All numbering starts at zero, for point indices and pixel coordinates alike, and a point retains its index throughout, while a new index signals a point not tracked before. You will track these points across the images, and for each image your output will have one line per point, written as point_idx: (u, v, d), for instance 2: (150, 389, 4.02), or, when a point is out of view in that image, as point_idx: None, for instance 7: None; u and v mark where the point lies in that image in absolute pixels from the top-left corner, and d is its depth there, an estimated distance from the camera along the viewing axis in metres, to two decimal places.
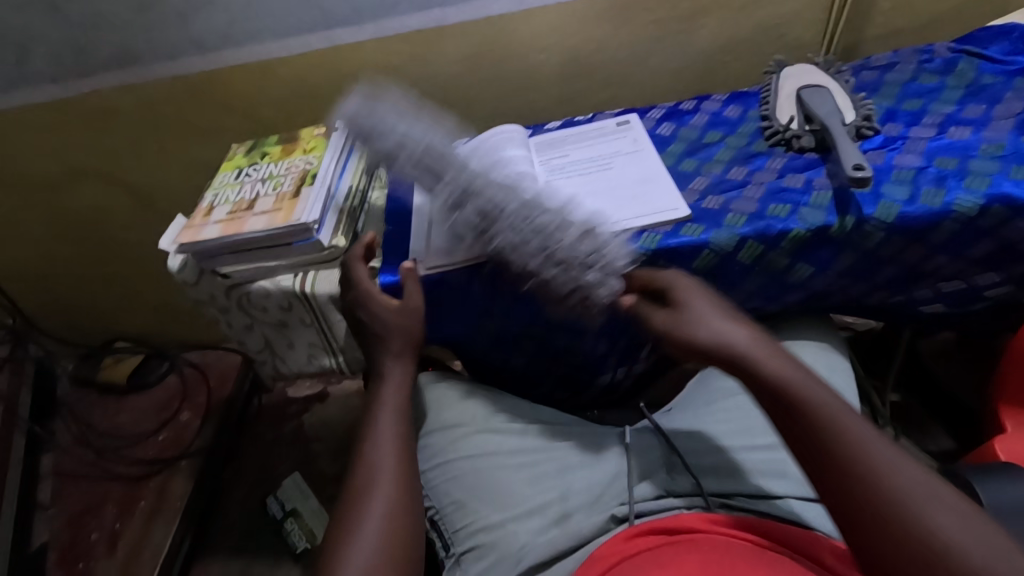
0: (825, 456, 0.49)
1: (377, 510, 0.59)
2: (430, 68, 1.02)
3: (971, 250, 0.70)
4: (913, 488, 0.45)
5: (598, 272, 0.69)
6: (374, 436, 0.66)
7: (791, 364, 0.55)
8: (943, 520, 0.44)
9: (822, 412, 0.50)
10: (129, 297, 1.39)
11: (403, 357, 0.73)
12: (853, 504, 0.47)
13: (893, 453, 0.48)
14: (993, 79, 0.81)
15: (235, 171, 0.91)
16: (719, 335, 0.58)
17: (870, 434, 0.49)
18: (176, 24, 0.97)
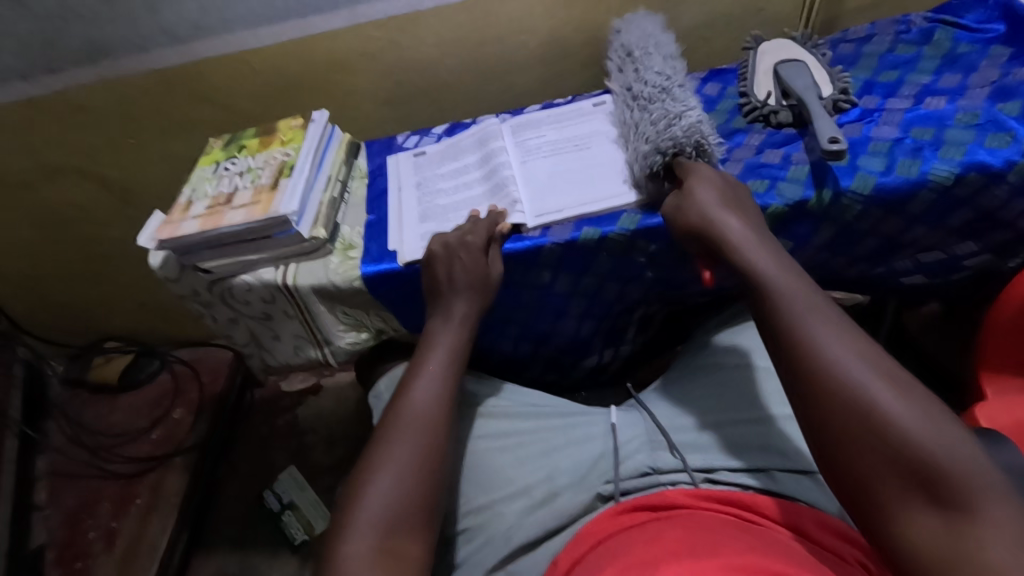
0: (820, 370, 0.51)
1: (385, 493, 0.57)
2: (406, 54, 1.01)
3: (949, 219, 0.71)
4: (905, 421, 0.46)
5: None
6: (407, 412, 0.63)
7: (815, 291, 0.56)
8: (920, 438, 0.45)
9: (818, 336, 0.52)
10: (117, 295, 1.38)
11: (450, 353, 0.68)
12: (824, 414, 0.49)
13: (895, 383, 0.49)
14: (969, 48, 0.81)
15: (212, 164, 0.90)
16: (747, 247, 0.60)
17: (878, 367, 0.49)
18: (147, 14, 0.95)
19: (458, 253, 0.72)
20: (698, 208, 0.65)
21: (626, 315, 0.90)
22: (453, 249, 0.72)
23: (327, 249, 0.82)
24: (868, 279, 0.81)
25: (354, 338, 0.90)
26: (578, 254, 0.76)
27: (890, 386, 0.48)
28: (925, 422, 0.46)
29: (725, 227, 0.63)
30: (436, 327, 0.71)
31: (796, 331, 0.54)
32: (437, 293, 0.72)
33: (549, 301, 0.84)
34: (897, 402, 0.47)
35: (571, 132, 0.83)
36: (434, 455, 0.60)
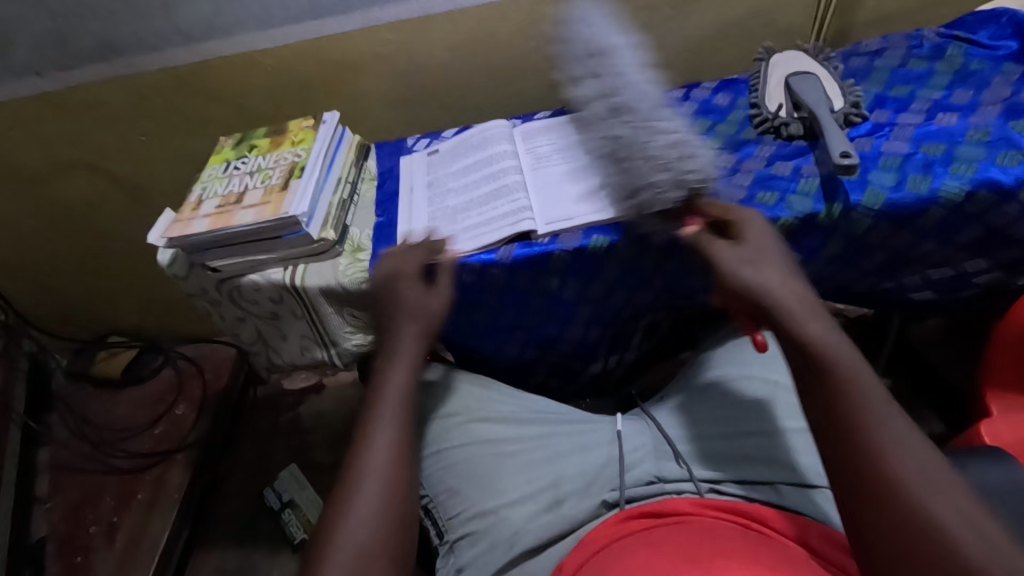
0: (870, 478, 0.46)
1: (355, 537, 0.53)
2: (419, 57, 1.01)
3: (958, 235, 0.71)
4: (954, 527, 0.42)
5: (668, 182, 0.67)
6: (366, 452, 0.58)
7: (853, 359, 0.51)
8: (972, 551, 0.41)
9: (869, 425, 0.47)
10: (122, 291, 1.39)
11: (416, 340, 0.68)
12: (871, 524, 0.45)
13: (939, 485, 0.44)
14: (981, 64, 0.81)
15: (223, 163, 0.90)
16: (783, 314, 0.54)
17: (916, 465, 0.45)
18: (162, 14, 0.95)
19: (408, 261, 0.72)
20: (732, 275, 0.59)
21: (632, 322, 0.90)
22: (398, 257, 0.73)
23: (336, 251, 0.83)
24: (876, 292, 0.81)
25: (361, 340, 0.90)
26: (587, 261, 0.77)
27: (934, 489, 0.44)
28: (968, 524, 0.42)
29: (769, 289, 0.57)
30: (397, 327, 0.69)
31: (836, 438, 0.49)
32: (378, 297, 0.72)
33: (557, 307, 0.84)
34: (942, 506, 0.43)
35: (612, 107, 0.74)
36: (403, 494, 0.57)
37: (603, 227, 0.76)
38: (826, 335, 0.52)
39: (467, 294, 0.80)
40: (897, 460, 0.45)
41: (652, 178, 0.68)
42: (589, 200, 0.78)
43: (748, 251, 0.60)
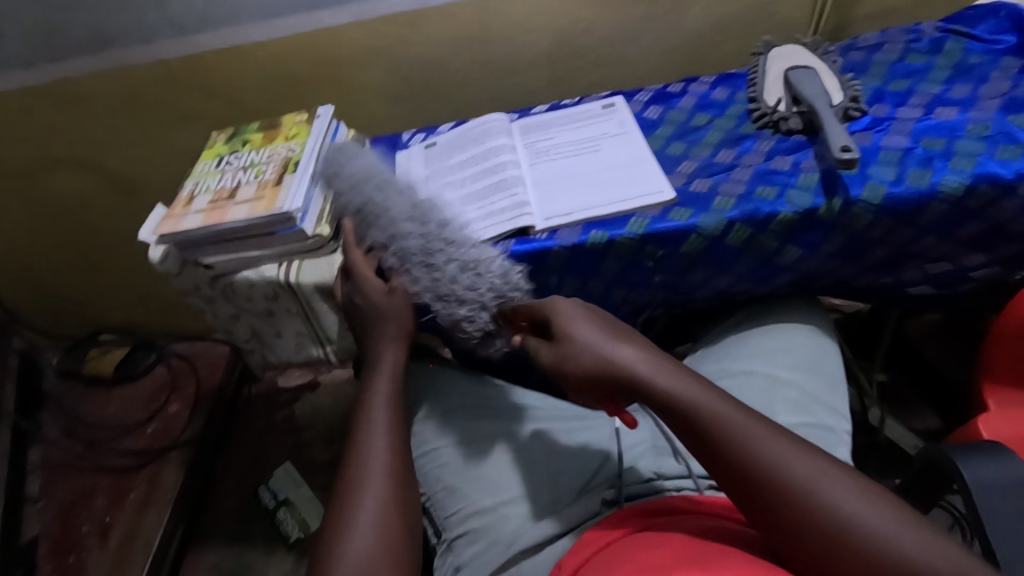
0: (781, 503, 0.46)
1: (362, 541, 0.55)
2: (415, 51, 1.00)
3: (958, 230, 0.70)
4: (864, 515, 0.44)
5: (470, 307, 0.68)
6: (361, 468, 0.61)
7: (722, 401, 0.52)
8: (884, 534, 0.43)
9: (762, 453, 0.48)
10: (114, 288, 1.37)
11: (396, 343, 0.71)
12: (805, 546, 0.45)
13: (845, 485, 0.46)
14: (980, 59, 0.80)
15: (216, 158, 0.89)
16: (649, 379, 0.53)
17: (817, 468, 0.47)
18: (153, 6, 0.94)
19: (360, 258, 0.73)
20: (581, 349, 0.56)
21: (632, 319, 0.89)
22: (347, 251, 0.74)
23: (331, 248, 0.81)
24: (875, 288, 0.81)
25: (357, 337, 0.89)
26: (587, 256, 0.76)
27: (846, 489, 0.46)
28: (883, 515, 0.44)
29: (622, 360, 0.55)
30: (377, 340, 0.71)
31: (736, 484, 0.49)
32: (347, 305, 0.74)
33: None
34: (854, 503, 0.45)
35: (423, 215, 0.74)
36: (404, 497, 0.60)
37: (602, 222, 0.74)
38: (688, 392, 0.52)
39: None
40: (804, 471, 0.47)
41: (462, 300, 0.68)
42: (590, 196, 0.77)
43: (590, 317, 0.59)
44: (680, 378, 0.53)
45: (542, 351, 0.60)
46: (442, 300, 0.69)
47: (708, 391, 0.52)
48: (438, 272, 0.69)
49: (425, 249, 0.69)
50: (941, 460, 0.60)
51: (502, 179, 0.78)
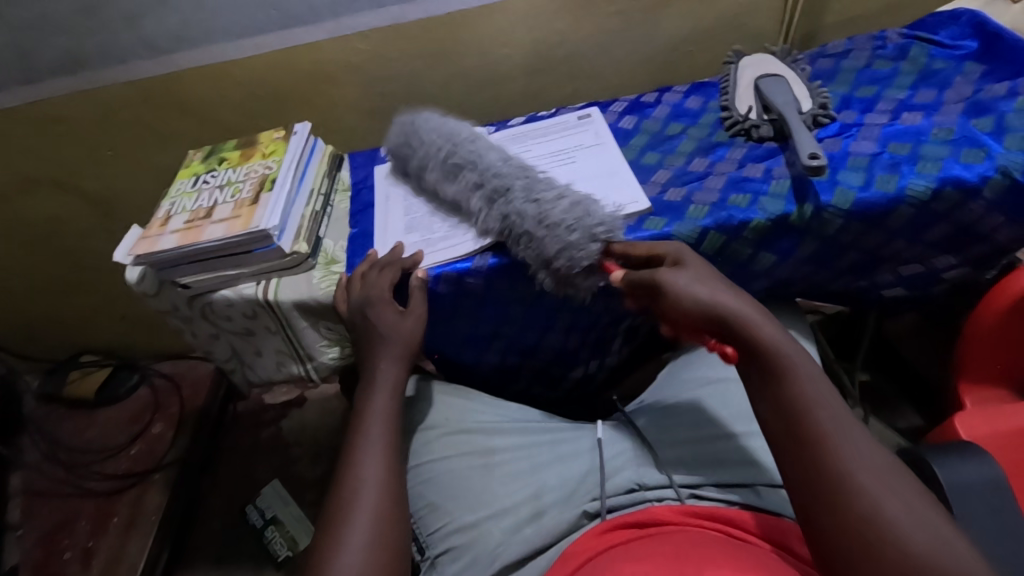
0: (834, 488, 0.46)
1: (352, 565, 0.55)
2: (391, 66, 1.01)
3: (927, 232, 0.72)
4: (912, 531, 0.43)
5: (581, 233, 0.69)
6: (352, 490, 0.60)
7: (815, 376, 0.51)
8: (927, 553, 0.42)
9: (835, 439, 0.48)
10: (94, 309, 1.35)
11: (398, 363, 0.71)
12: (839, 535, 0.45)
13: (905, 498, 0.46)
14: (944, 64, 0.82)
15: (192, 178, 0.89)
16: (747, 324, 0.54)
17: (883, 474, 0.46)
18: (126, 27, 0.94)
19: (375, 281, 0.74)
20: (689, 286, 0.57)
21: (612, 328, 0.90)
22: (360, 275, 0.76)
23: (309, 264, 0.81)
24: (850, 290, 0.82)
25: (337, 354, 0.89)
26: None
27: (902, 501, 0.45)
28: (933, 534, 0.43)
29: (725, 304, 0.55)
30: (376, 357, 0.71)
31: (798, 443, 0.49)
32: (353, 322, 0.74)
33: (535, 315, 0.84)
34: (905, 517, 0.44)
35: (489, 187, 0.76)
36: (394, 522, 0.59)
37: None
38: (787, 352, 0.52)
39: (444, 304, 0.80)
40: (863, 471, 0.46)
41: (582, 220, 0.70)
42: None
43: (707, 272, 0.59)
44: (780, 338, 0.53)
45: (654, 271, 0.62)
46: (541, 231, 0.71)
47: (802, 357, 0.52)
48: (545, 205, 0.72)
49: (528, 187, 0.74)
50: (916, 462, 0.61)
51: (511, 186, 0.74)
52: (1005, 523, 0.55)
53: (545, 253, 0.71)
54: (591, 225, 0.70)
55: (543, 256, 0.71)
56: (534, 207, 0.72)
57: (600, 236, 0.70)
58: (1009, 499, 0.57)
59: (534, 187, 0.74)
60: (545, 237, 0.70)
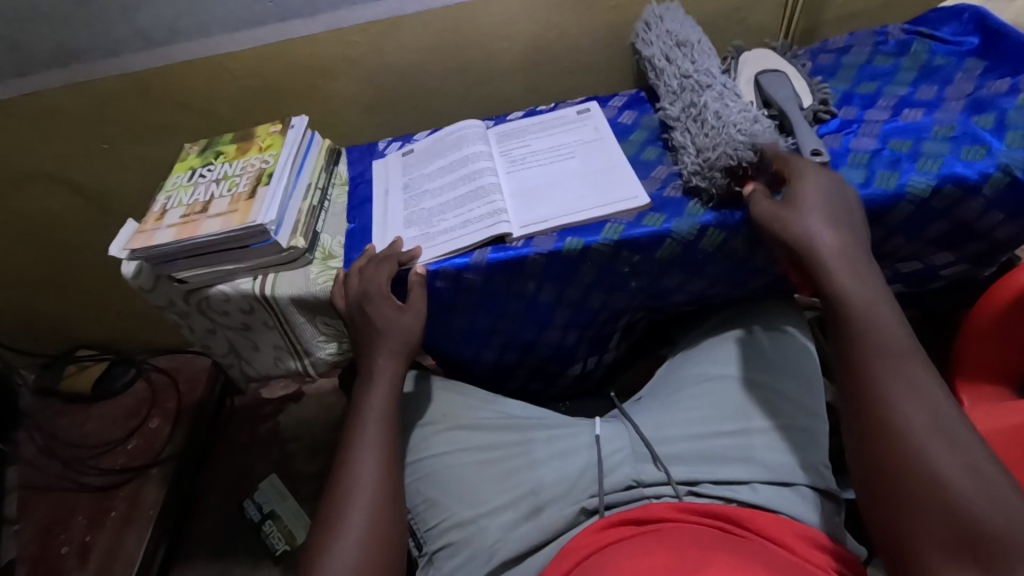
0: (890, 432, 0.51)
1: (345, 560, 0.56)
2: (388, 59, 1.00)
3: (926, 230, 0.72)
4: (967, 486, 0.46)
5: (739, 145, 0.70)
6: (350, 483, 0.61)
7: (889, 320, 0.57)
8: (954, 485, 0.47)
9: (889, 376, 0.54)
10: (89, 303, 1.34)
11: (397, 356, 0.71)
12: (877, 445, 0.51)
13: (955, 441, 0.49)
14: (945, 60, 0.82)
15: (188, 171, 0.88)
16: (825, 265, 0.61)
17: (941, 417, 0.50)
18: (120, 17, 0.92)
19: (373, 275, 0.73)
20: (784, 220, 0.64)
21: (610, 325, 0.90)
22: (356, 269, 0.75)
23: (306, 259, 0.81)
24: None
25: (335, 349, 0.89)
26: (562, 264, 0.76)
27: (948, 439, 0.49)
28: (970, 473, 0.47)
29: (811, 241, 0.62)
30: (375, 350, 0.71)
31: (853, 363, 0.56)
32: (351, 316, 0.73)
33: (534, 311, 0.84)
34: (947, 457, 0.48)
35: (688, 110, 0.79)
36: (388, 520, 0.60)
37: (576, 229, 0.75)
38: (864, 296, 0.58)
39: (442, 299, 0.79)
40: (916, 409, 0.51)
41: (731, 139, 0.71)
42: (562, 203, 0.77)
43: (816, 200, 0.64)
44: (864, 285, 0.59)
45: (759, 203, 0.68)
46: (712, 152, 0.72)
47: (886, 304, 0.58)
48: (710, 123, 0.75)
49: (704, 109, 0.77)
50: None
51: (700, 101, 0.78)
52: None
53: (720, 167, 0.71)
54: (721, 146, 0.71)
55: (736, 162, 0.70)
56: (732, 110, 0.75)
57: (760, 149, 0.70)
58: None
59: (727, 98, 0.77)
60: (729, 140, 0.71)
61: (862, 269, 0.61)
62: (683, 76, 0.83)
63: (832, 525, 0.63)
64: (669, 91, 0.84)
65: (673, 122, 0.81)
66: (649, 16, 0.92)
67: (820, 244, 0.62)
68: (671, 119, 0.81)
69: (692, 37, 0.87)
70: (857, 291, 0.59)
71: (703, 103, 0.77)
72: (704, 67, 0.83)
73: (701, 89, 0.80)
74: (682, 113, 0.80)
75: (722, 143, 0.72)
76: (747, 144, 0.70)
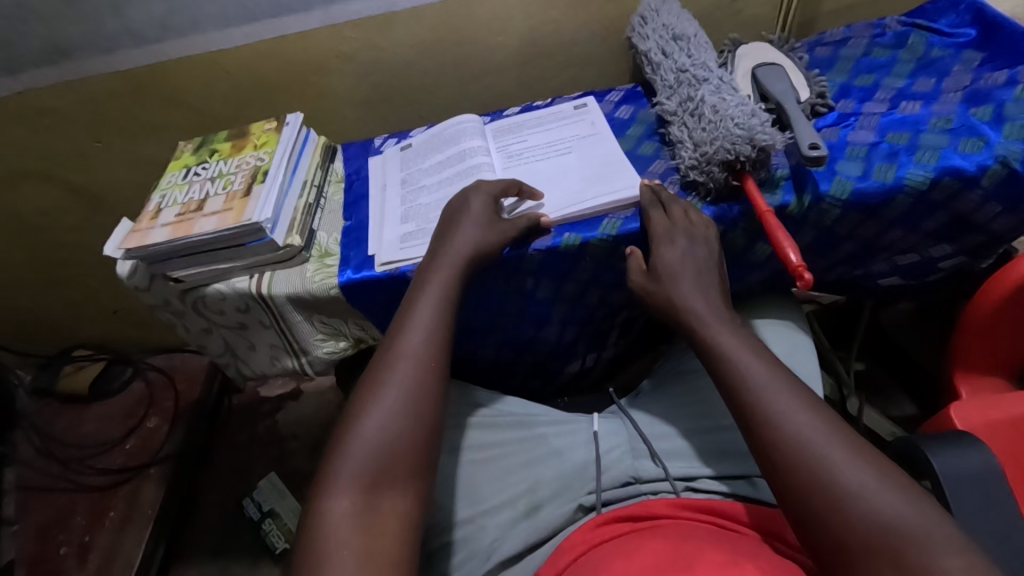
0: (785, 463, 0.51)
1: (368, 443, 0.55)
2: (384, 55, 0.99)
3: (924, 223, 0.71)
4: (870, 495, 0.47)
5: (736, 138, 0.69)
6: (381, 386, 0.59)
7: (766, 363, 0.58)
8: (867, 497, 0.47)
9: (778, 410, 0.54)
10: (85, 304, 1.34)
11: (445, 269, 0.67)
12: (795, 484, 0.50)
13: (855, 458, 0.50)
14: (942, 52, 0.82)
15: (182, 170, 0.87)
16: (705, 328, 0.62)
17: (836, 438, 0.52)
18: (113, 15, 0.92)
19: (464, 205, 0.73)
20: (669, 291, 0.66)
21: (607, 321, 0.90)
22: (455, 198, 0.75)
23: (302, 257, 0.80)
24: (846, 281, 0.81)
25: (332, 348, 0.88)
26: (559, 260, 0.76)
27: (849, 454, 0.50)
28: (874, 478, 0.48)
29: (689, 307, 0.64)
30: (430, 266, 0.68)
31: (745, 420, 0.56)
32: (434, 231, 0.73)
33: (532, 307, 0.83)
34: (852, 474, 0.49)
35: (685, 104, 0.78)
36: (420, 419, 0.57)
37: (574, 225, 0.75)
38: (737, 351, 0.59)
39: None
40: (814, 437, 0.52)
41: (729, 132, 0.70)
42: (561, 197, 0.77)
43: (688, 256, 0.67)
44: (735, 338, 0.61)
45: (639, 276, 0.70)
46: (710, 146, 0.71)
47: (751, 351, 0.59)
48: (706, 118, 0.74)
49: (701, 103, 0.76)
50: (911, 451, 0.61)
51: (697, 95, 0.77)
52: (999, 509, 0.56)
53: (717, 163, 0.71)
54: (719, 139, 0.70)
55: (733, 157, 0.70)
56: (730, 104, 0.74)
57: (761, 143, 0.69)
58: (1004, 488, 0.57)
59: (725, 92, 0.76)
60: (728, 132, 0.70)
61: (734, 325, 0.63)
62: (680, 69, 0.82)
63: None
64: (665, 85, 0.83)
65: (670, 116, 0.80)
66: (644, 9, 0.91)
67: (693, 309, 0.64)
68: (669, 113, 0.81)
69: (689, 31, 0.86)
70: (721, 339, 0.61)
71: (699, 98, 0.76)
72: (699, 62, 0.82)
73: (698, 84, 0.79)
74: (679, 108, 0.79)
75: (720, 138, 0.70)
76: (747, 138, 0.69)
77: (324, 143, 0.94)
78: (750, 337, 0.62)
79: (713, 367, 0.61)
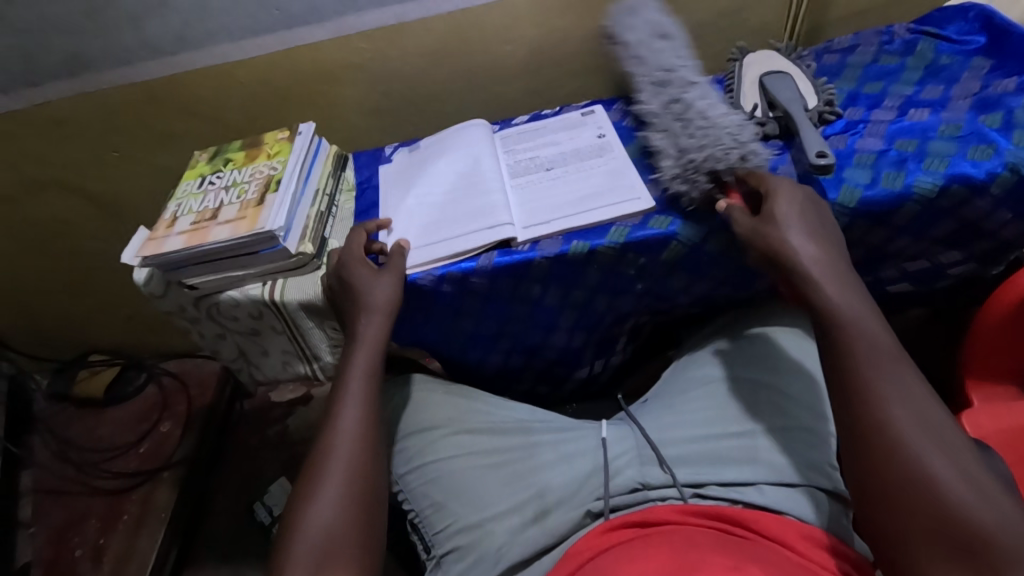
0: (879, 447, 0.50)
1: (315, 527, 0.57)
2: (394, 65, 1.01)
3: (932, 230, 0.72)
4: (959, 495, 0.46)
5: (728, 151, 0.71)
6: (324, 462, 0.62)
7: (884, 334, 0.55)
8: (955, 497, 0.46)
9: (883, 390, 0.52)
10: (100, 309, 1.36)
11: (376, 320, 0.71)
12: (888, 470, 0.49)
13: (949, 450, 0.48)
14: (951, 59, 0.82)
15: (197, 178, 0.89)
16: (810, 279, 0.60)
17: (939, 434, 0.49)
18: (131, 29, 0.94)
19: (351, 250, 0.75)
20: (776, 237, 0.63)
21: (616, 327, 0.90)
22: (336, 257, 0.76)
23: (315, 264, 0.82)
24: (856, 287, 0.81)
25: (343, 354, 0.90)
26: (568, 267, 0.77)
27: (944, 452, 0.48)
28: (963, 480, 0.47)
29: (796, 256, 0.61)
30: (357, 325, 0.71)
31: (851, 391, 0.53)
32: (331, 286, 0.76)
33: (540, 314, 0.84)
34: (944, 467, 0.47)
35: (673, 108, 0.79)
36: (362, 492, 0.61)
37: (582, 232, 0.75)
38: (854, 314, 0.57)
39: (449, 303, 0.80)
40: (910, 425, 0.50)
41: (722, 143, 0.72)
42: (561, 204, 0.78)
43: (801, 204, 0.65)
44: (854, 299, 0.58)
45: (742, 220, 0.66)
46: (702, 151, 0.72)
47: (869, 316, 0.56)
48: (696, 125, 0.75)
49: (691, 109, 0.77)
50: None
51: (688, 101, 0.78)
52: None
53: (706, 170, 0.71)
54: (712, 148, 0.72)
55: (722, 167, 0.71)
56: (721, 116, 0.76)
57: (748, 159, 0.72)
58: None
59: (714, 101, 0.78)
60: (722, 144, 0.72)
61: (855, 288, 0.59)
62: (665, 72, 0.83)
63: (843, 529, 0.62)
64: (648, 84, 0.83)
65: (653, 118, 0.81)
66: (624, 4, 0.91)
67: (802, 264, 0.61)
68: (651, 114, 0.81)
69: (673, 33, 0.87)
70: (837, 299, 0.58)
71: (690, 104, 0.77)
72: (686, 68, 0.83)
73: (685, 89, 0.80)
74: (665, 110, 0.79)
75: (710, 146, 0.72)
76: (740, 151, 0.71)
77: (336, 151, 0.96)
78: (866, 302, 0.58)
79: (819, 323, 0.58)
